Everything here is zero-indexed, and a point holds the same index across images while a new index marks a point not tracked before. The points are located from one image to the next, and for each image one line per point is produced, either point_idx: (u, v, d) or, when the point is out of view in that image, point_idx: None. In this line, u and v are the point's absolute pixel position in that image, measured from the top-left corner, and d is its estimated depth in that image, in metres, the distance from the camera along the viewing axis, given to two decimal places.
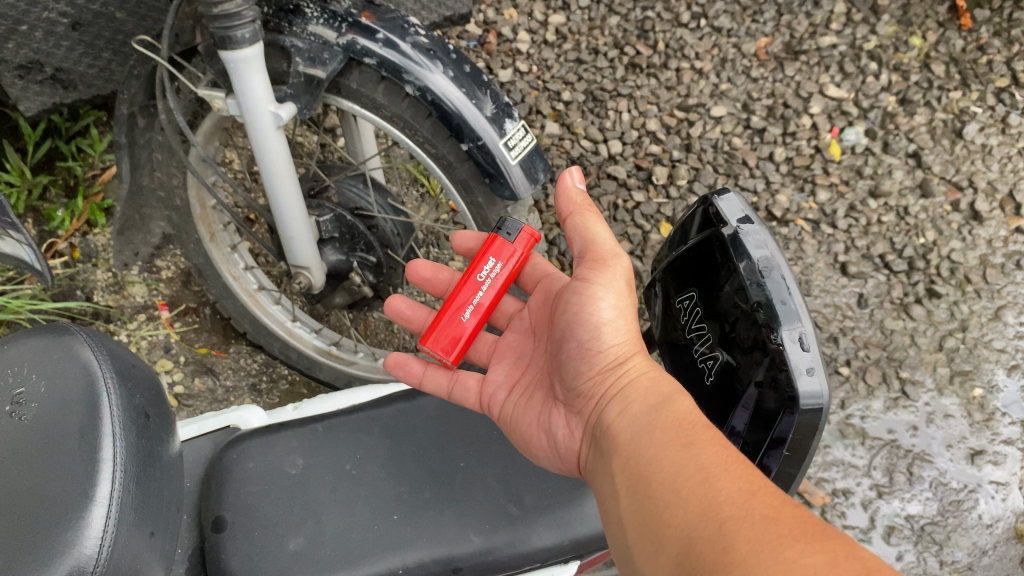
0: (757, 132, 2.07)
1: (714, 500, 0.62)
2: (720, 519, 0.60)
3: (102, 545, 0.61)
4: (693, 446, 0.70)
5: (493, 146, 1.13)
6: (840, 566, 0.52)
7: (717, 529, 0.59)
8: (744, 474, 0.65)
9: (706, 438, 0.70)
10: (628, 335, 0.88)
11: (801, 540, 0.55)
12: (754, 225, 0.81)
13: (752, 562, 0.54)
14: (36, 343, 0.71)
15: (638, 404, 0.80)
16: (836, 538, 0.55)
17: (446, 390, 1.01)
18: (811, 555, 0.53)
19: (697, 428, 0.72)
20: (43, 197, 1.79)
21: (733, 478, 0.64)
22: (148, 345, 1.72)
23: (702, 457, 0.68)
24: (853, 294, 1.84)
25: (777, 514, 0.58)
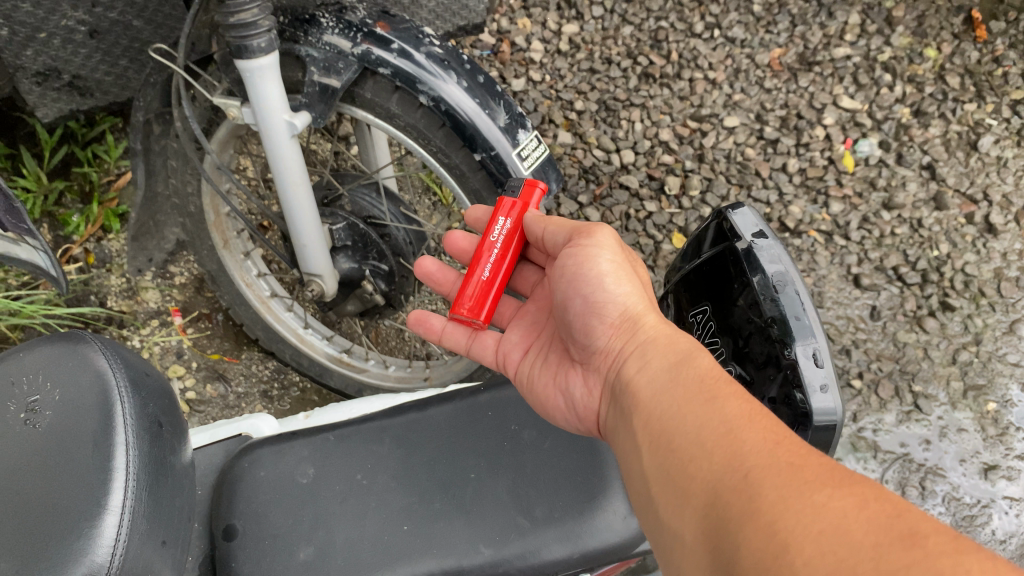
0: (770, 143, 2.07)
1: (741, 449, 0.62)
2: (749, 467, 0.60)
3: (114, 554, 0.62)
4: (714, 400, 0.69)
5: (506, 156, 1.13)
6: (870, 507, 0.52)
7: (746, 476, 0.59)
8: (766, 423, 0.64)
9: (728, 392, 0.70)
10: (634, 289, 0.90)
11: (830, 485, 0.55)
12: (769, 240, 0.80)
13: (783, 508, 0.54)
14: (50, 351, 0.72)
15: (655, 359, 0.80)
16: (867, 483, 0.55)
17: (465, 346, 1.14)
18: (842, 500, 0.53)
19: (715, 380, 0.72)
20: (58, 203, 1.81)
21: (757, 427, 0.64)
22: (160, 351, 1.72)
23: (725, 408, 0.68)
24: (866, 307, 1.83)
25: (806, 461, 0.58)
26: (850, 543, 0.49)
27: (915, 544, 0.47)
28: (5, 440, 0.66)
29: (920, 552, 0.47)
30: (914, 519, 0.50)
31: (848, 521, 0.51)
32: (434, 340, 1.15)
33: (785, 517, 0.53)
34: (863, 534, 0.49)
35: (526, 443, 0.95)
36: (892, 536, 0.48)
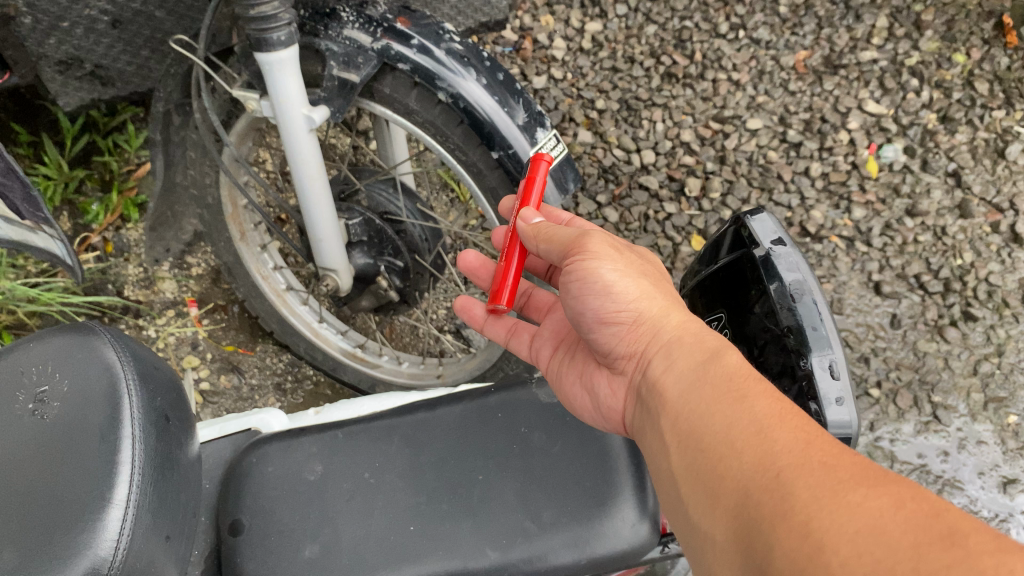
0: (793, 146, 2.04)
1: (770, 452, 0.60)
2: (781, 469, 0.58)
3: (118, 547, 0.62)
4: (743, 400, 0.67)
5: (524, 155, 1.12)
6: (907, 505, 0.49)
7: (778, 477, 0.57)
8: (797, 424, 0.62)
9: (757, 390, 0.68)
10: (650, 291, 0.86)
11: (865, 483, 0.53)
12: (787, 247, 0.79)
13: (818, 509, 0.52)
14: (61, 342, 0.72)
15: (681, 360, 0.78)
16: (904, 481, 0.52)
17: (503, 339, 1.13)
18: (878, 500, 0.51)
19: (743, 380, 0.70)
20: (79, 191, 1.82)
21: (788, 429, 0.62)
22: (175, 341, 1.73)
23: (754, 410, 0.65)
24: (887, 314, 1.81)
25: (840, 462, 0.56)
26: (886, 541, 0.47)
27: (955, 541, 0.45)
28: (13, 430, 0.66)
29: (959, 549, 0.44)
30: (954, 517, 0.47)
31: (883, 519, 0.49)
32: (475, 328, 1.16)
33: (820, 518, 0.51)
34: (900, 531, 0.47)
35: (536, 447, 0.94)
36: (929, 534, 0.46)
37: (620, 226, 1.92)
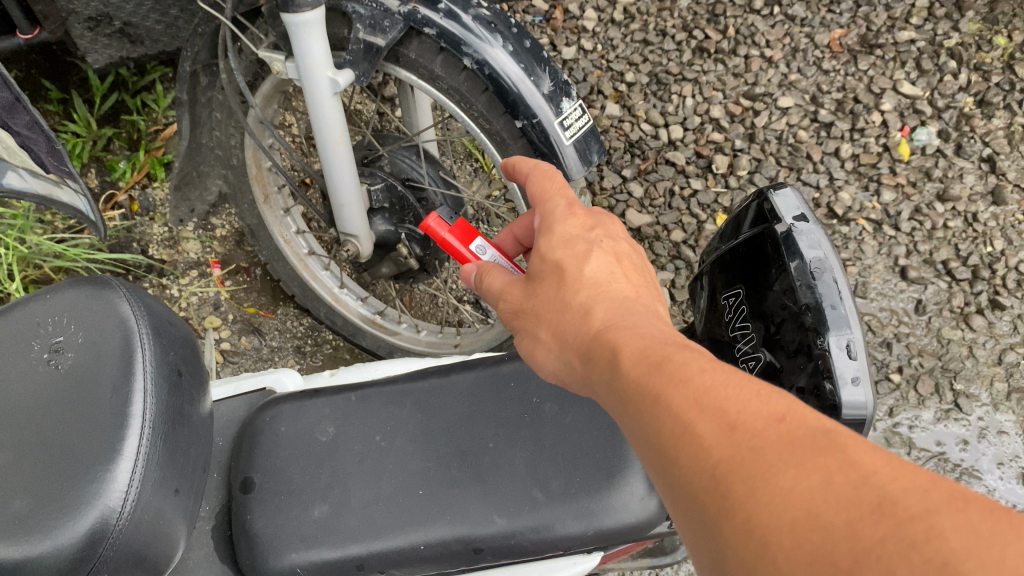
0: (824, 126, 2.01)
1: (692, 450, 0.48)
2: (706, 470, 0.47)
3: (126, 500, 0.63)
4: (653, 397, 0.54)
5: (548, 125, 1.11)
6: (836, 481, 0.41)
7: (708, 479, 0.46)
8: (711, 404, 0.49)
9: (654, 380, 0.55)
10: (547, 327, 0.73)
11: (792, 454, 0.44)
12: (809, 224, 0.77)
13: (751, 508, 0.43)
14: (78, 293, 0.73)
15: (603, 361, 0.63)
16: (836, 438, 0.44)
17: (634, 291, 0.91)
18: (807, 481, 0.42)
19: (653, 375, 0.55)
20: (106, 149, 1.83)
21: (705, 414, 0.49)
22: (198, 302, 1.75)
23: (667, 410, 0.52)
24: (912, 300, 1.78)
25: (766, 434, 0.46)
26: (822, 525, 0.40)
27: (898, 514, 0.38)
28: (30, 378, 0.67)
29: (903, 524, 0.37)
30: (893, 478, 0.40)
31: (817, 497, 0.41)
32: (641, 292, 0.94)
33: (754, 520, 0.42)
34: (835, 512, 0.40)
35: (547, 418, 0.94)
36: (861, 510, 0.39)
37: (645, 201, 1.91)
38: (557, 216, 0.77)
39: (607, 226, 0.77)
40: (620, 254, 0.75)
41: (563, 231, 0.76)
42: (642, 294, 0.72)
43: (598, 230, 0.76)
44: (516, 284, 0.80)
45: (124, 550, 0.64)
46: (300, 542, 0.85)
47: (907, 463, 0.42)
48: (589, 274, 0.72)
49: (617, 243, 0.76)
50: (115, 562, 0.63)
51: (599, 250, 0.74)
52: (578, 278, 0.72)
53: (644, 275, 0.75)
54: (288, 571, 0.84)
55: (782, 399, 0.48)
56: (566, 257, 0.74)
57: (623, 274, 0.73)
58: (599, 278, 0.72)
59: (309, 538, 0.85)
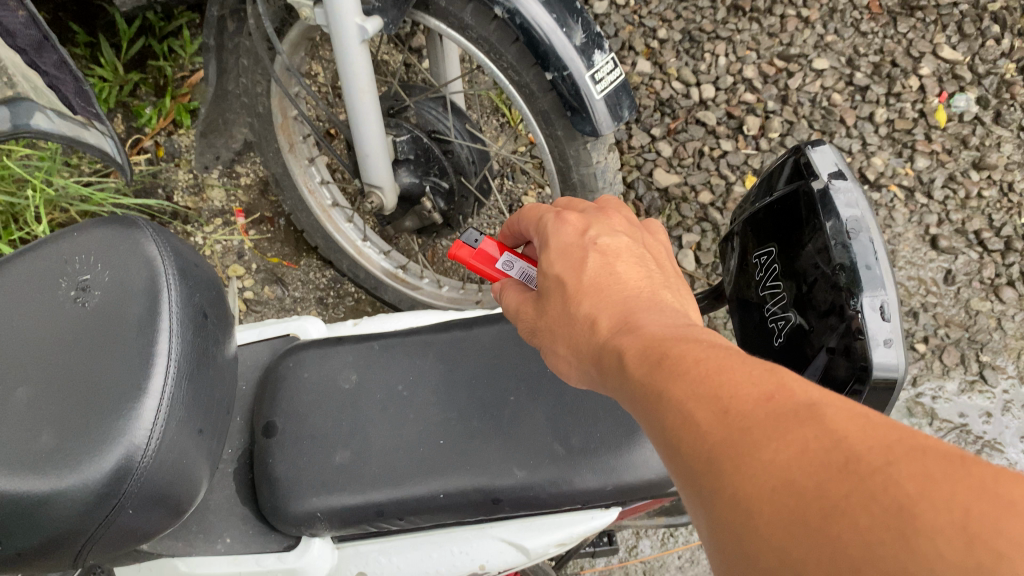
0: (859, 90, 1.96)
1: (688, 436, 0.44)
2: (696, 452, 0.43)
3: (151, 437, 0.64)
4: (653, 397, 0.49)
5: (579, 77, 1.08)
6: (811, 447, 0.38)
7: (702, 466, 0.43)
8: (703, 388, 0.46)
9: (651, 382, 0.50)
10: (557, 336, 0.67)
11: (772, 426, 0.41)
12: (847, 182, 0.75)
13: (734, 479, 0.40)
14: (104, 234, 0.73)
15: (609, 365, 0.58)
16: (814, 403, 0.41)
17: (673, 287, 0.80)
18: (785, 451, 0.39)
19: (653, 371, 0.51)
20: (133, 94, 1.82)
21: (697, 400, 0.45)
22: (222, 250, 1.76)
23: (664, 404, 0.48)
24: (941, 270, 1.76)
25: (747, 405, 0.43)
26: (797, 489, 0.37)
27: (866, 470, 0.36)
28: (58, 315, 0.68)
29: (871, 480, 0.36)
30: (864, 435, 0.38)
31: (791, 461, 0.39)
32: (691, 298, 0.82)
33: (737, 491, 0.40)
34: (809, 473, 0.38)
35: None
36: (828, 469, 0.37)
37: (673, 161, 1.89)
38: (548, 229, 0.72)
39: (602, 226, 0.72)
40: (618, 254, 0.69)
41: (558, 240, 0.70)
42: (651, 289, 0.65)
43: (595, 229, 0.71)
44: (528, 299, 0.74)
45: (148, 487, 0.64)
46: (320, 487, 0.86)
47: (881, 419, 0.39)
48: (587, 273, 0.67)
49: (617, 242, 0.70)
50: (139, 498, 0.64)
51: (594, 250, 0.68)
52: (580, 285, 0.66)
53: (651, 268, 0.69)
54: (309, 515, 0.85)
55: (770, 373, 0.45)
56: (562, 263, 0.69)
57: (628, 268, 0.67)
58: (599, 278, 0.66)
59: (329, 483, 0.86)
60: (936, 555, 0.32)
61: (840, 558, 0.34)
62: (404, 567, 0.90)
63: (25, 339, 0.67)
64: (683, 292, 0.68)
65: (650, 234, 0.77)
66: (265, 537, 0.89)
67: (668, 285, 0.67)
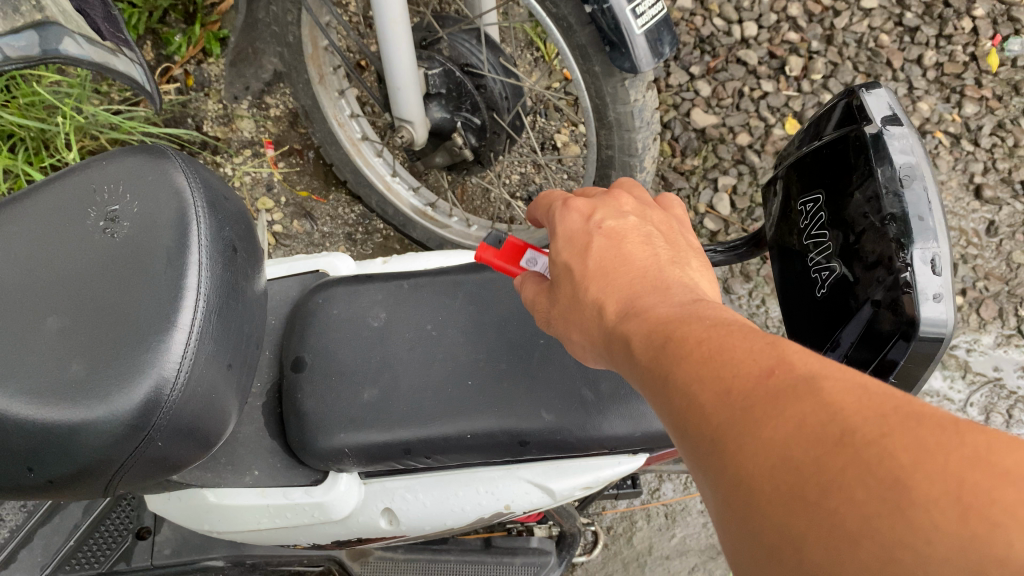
0: (908, 30, 1.89)
1: (692, 418, 0.42)
2: (698, 431, 0.41)
3: (180, 368, 0.64)
4: (658, 383, 0.46)
5: (619, 10, 1.04)
6: (807, 422, 0.36)
7: (704, 447, 0.40)
8: (705, 369, 0.43)
9: (657, 368, 0.47)
10: (571, 322, 0.63)
11: (769, 399, 0.38)
12: (902, 127, 0.72)
13: (732, 457, 0.38)
14: (134, 163, 0.73)
15: (617, 348, 0.54)
16: (812, 374, 0.39)
17: None
18: (781, 428, 0.37)
19: (658, 356, 0.47)
20: (162, 21, 1.78)
21: (698, 382, 0.43)
22: (251, 181, 1.75)
23: (669, 389, 0.45)
24: (983, 221, 1.71)
25: (746, 380, 0.40)
26: (792, 465, 0.35)
27: (861, 441, 0.34)
28: (87, 246, 0.68)
29: (864, 451, 0.33)
30: (862, 405, 0.36)
31: (786, 435, 0.36)
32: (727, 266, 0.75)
33: (736, 469, 0.38)
34: (804, 446, 0.35)
35: None
36: (825, 442, 0.35)
37: (712, 101, 1.84)
38: (556, 216, 0.68)
39: (608, 208, 0.67)
40: (625, 235, 0.64)
41: (564, 228, 0.66)
42: (659, 266, 0.60)
43: (601, 213, 0.66)
44: (536, 287, 0.70)
45: (176, 420, 0.64)
46: (347, 424, 0.86)
47: (880, 390, 0.37)
48: (595, 253, 0.63)
49: (624, 223, 0.65)
50: (169, 431, 0.64)
51: (600, 234, 0.64)
52: (590, 267, 0.62)
53: (659, 245, 0.63)
54: (337, 451, 0.85)
55: (770, 345, 0.42)
56: (569, 247, 0.65)
57: (636, 245, 0.63)
58: (606, 262, 0.62)
59: (358, 420, 0.86)
60: (933, 528, 0.30)
61: (840, 536, 0.32)
62: (429, 504, 0.90)
63: (56, 268, 0.67)
64: (698, 268, 0.63)
65: (665, 210, 0.71)
66: (293, 470, 0.90)
67: (676, 260, 0.62)
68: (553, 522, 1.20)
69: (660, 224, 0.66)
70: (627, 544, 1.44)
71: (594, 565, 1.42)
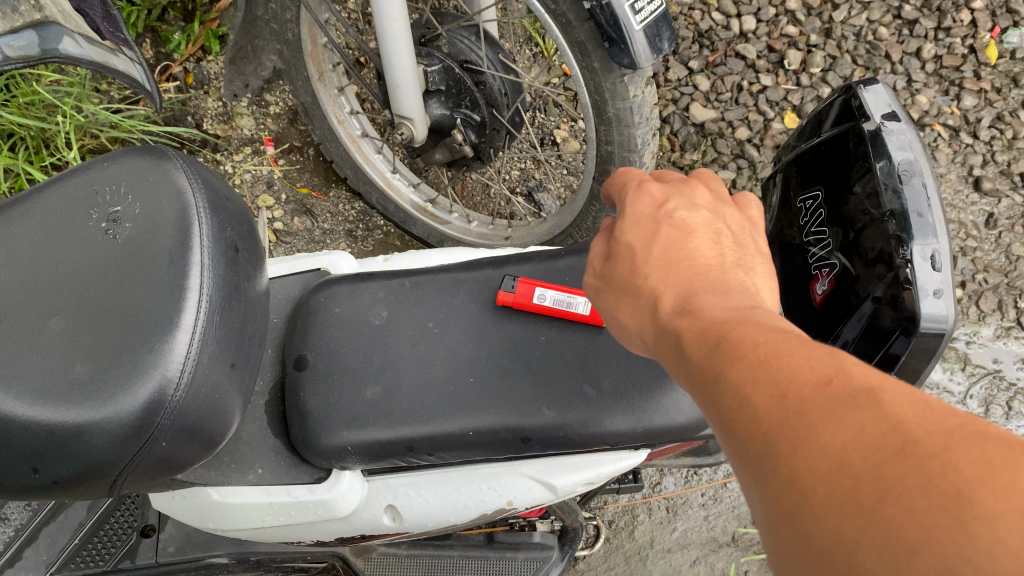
0: (907, 23, 1.88)
1: (743, 417, 0.42)
2: (750, 433, 0.42)
3: (183, 369, 0.64)
4: (711, 380, 0.46)
5: (618, 6, 1.04)
6: (868, 431, 0.37)
7: (756, 446, 0.41)
8: (763, 371, 0.43)
9: (711, 364, 0.47)
10: (620, 309, 0.63)
11: (828, 406, 0.39)
12: (901, 123, 0.72)
13: (786, 458, 0.39)
14: (136, 164, 0.73)
15: (666, 343, 0.54)
16: (871, 385, 0.39)
17: None
18: (841, 434, 0.37)
19: (710, 354, 0.48)
20: (161, 19, 1.78)
21: (752, 382, 0.43)
22: (251, 179, 1.75)
23: (721, 387, 0.45)
24: (982, 213, 1.71)
25: (804, 387, 0.41)
26: (848, 472, 0.36)
27: (923, 454, 0.35)
28: (90, 247, 0.68)
29: (926, 465, 0.34)
30: (925, 419, 0.36)
31: (844, 441, 0.37)
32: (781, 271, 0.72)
33: (789, 471, 0.38)
34: (863, 454, 0.36)
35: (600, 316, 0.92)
36: (885, 452, 0.35)
37: (711, 95, 1.84)
38: (627, 198, 0.68)
39: (682, 199, 0.66)
40: (692, 229, 0.63)
41: (634, 211, 0.66)
42: (723, 267, 0.59)
43: (673, 203, 0.66)
44: (594, 253, 0.69)
45: (180, 420, 0.65)
46: (350, 421, 0.86)
47: (942, 405, 0.37)
48: (659, 243, 0.63)
49: (696, 216, 0.65)
50: (173, 431, 0.65)
51: (666, 224, 0.64)
52: (650, 258, 0.61)
53: (726, 243, 0.63)
54: (340, 449, 0.86)
55: (830, 356, 0.43)
56: (635, 230, 0.65)
57: (698, 240, 0.62)
58: (669, 255, 0.61)
59: (360, 418, 0.87)
60: (991, 544, 0.30)
61: (893, 544, 0.33)
62: (433, 501, 0.91)
63: (59, 269, 0.68)
64: (761, 272, 0.62)
65: (738, 207, 0.69)
66: (297, 468, 0.91)
67: (742, 263, 0.61)
68: (556, 517, 1.21)
69: (728, 222, 0.65)
70: (629, 538, 1.45)
71: (597, 559, 1.43)
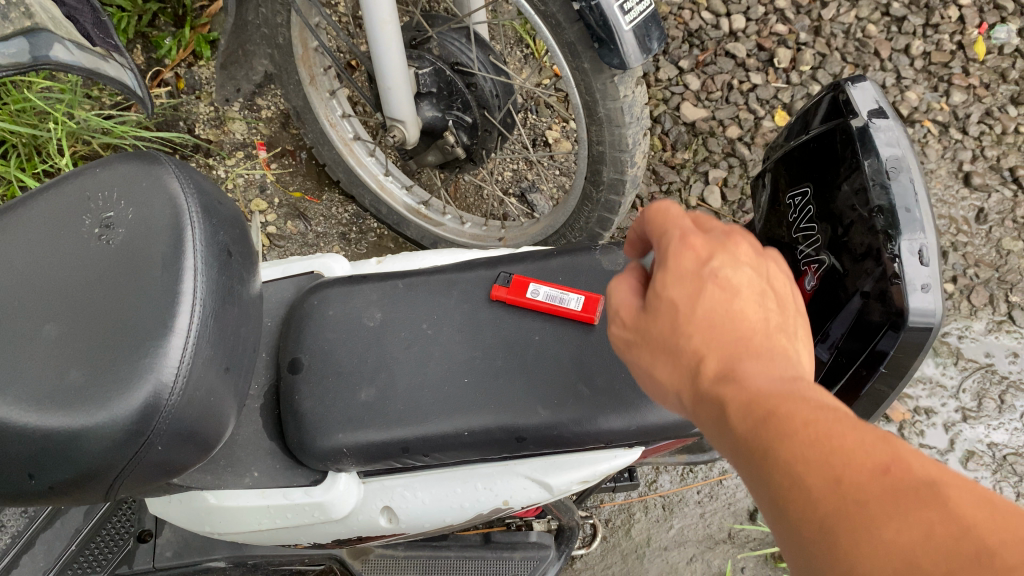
0: (896, 20, 1.90)
1: (804, 505, 0.44)
2: (812, 523, 0.44)
3: (178, 373, 0.64)
4: (767, 460, 0.48)
5: (607, 6, 1.05)
6: (938, 535, 0.39)
7: (818, 537, 0.43)
8: (825, 462, 0.45)
9: (767, 444, 0.48)
10: (655, 366, 0.60)
11: (893, 505, 0.41)
12: (888, 120, 0.73)
13: (851, 553, 0.41)
14: (128, 169, 0.73)
15: (709, 411, 0.54)
16: (932, 480, 0.42)
17: None
18: (911, 536, 0.39)
19: (763, 432, 0.49)
20: (152, 24, 1.79)
21: (812, 469, 0.45)
22: (244, 183, 1.75)
23: (777, 470, 0.47)
24: (973, 208, 1.72)
25: (865, 478, 0.43)
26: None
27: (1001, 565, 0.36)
28: (83, 253, 0.69)
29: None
30: (992, 525, 0.38)
31: (914, 544, 0.39)
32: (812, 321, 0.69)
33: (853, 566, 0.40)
34: (938, 560, 0.38)
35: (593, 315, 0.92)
36: (961, 560, 0.37)
37: (701, 95, 1.85)
38: (665, 249, 0.60)
39: (728, 251, 0.59)
40: (739, 288, 0.57)
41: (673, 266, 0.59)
42: (770, 335, 0.56)
43: (718, 259, 0.58)
44: (624, 301, 0.63)
45: (176, 424, 0.65)
46: (345, 423, 0.87)
47: (1004, 508, 0.40)
48: (704, 308, 0.57)
49: (742, 274, 0.58)
50: (169, 435, 0.65)
51: (713, 287, 0.57)
52: (693, 319, 0.57)
53: (773, 305, 0.58)
54: (335, 451, 0.86)
55: (886, 443, 0.45)
56: (678, 291, 0.58)
57: (747, 303, 0.57)
58: (715, 319, 0.56)
59: (355, 420, 0.87)
60: None
61: None
62: (428, 502, 0.91)
63: (53, 275, 0.68)
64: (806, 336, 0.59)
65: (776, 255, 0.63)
66: (293, 471, 0.91)
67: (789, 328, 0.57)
68: (552, 516, 1.21)
69: (777, 277, 0.59)
70: (625, 536, 1.46)
71: (594, 557, 1.44)
